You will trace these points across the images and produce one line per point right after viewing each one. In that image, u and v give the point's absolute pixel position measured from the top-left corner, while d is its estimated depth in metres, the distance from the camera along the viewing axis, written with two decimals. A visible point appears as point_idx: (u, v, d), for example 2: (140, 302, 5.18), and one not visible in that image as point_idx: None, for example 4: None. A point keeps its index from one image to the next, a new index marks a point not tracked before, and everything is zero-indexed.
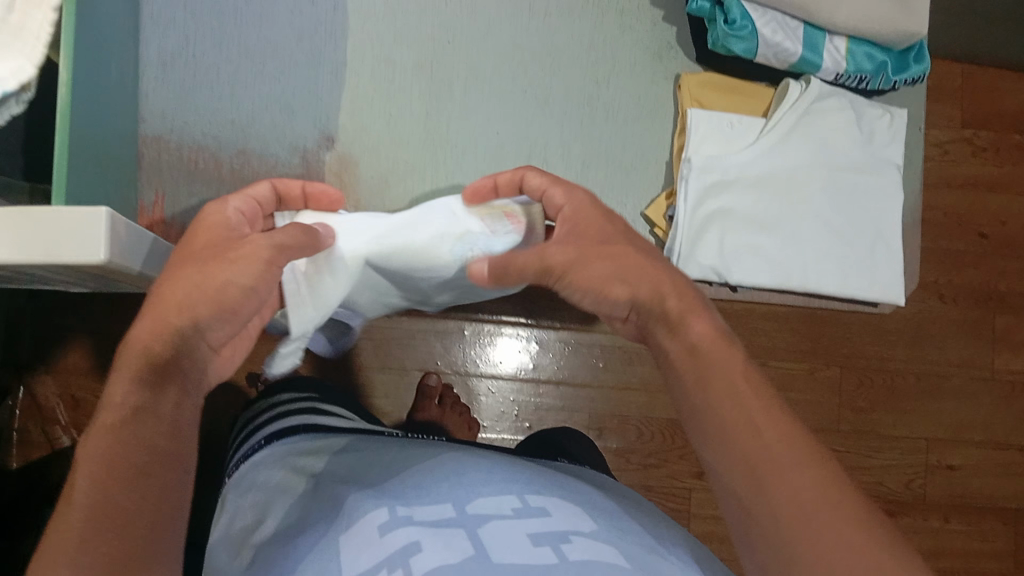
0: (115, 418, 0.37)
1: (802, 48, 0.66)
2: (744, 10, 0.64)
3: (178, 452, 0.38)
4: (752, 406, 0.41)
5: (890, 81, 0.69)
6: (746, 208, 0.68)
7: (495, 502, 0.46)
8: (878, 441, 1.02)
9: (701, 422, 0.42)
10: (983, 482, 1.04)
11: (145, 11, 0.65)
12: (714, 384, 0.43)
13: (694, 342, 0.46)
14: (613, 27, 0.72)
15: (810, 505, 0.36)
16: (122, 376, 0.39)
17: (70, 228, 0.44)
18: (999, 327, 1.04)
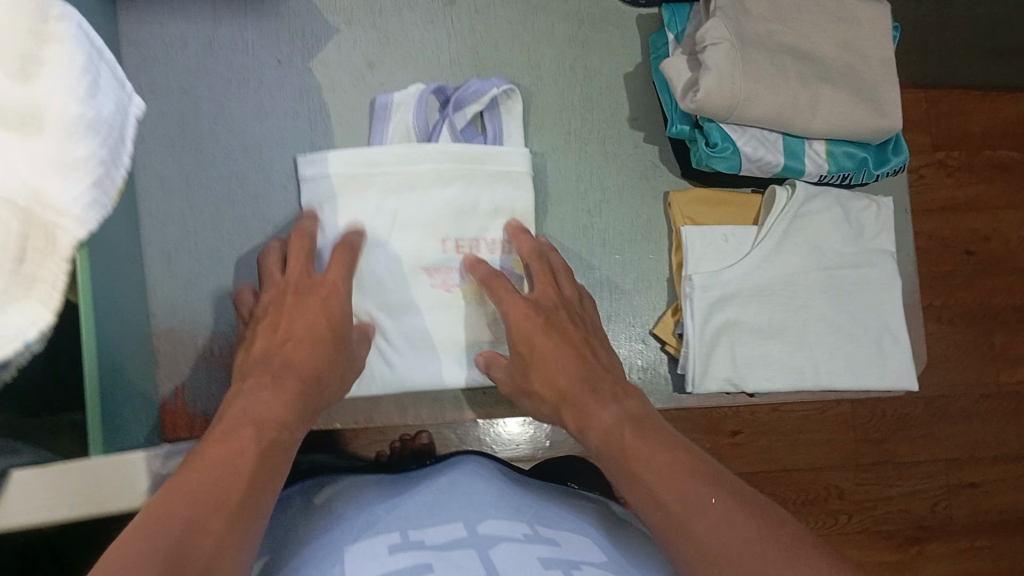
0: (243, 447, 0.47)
1: (783, 157, 0.68)
2: (723, 132, 0.66)
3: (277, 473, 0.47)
4: (654, 462, 0.49)
5: (873, 175, 0.71)
6: (751, 318, 0.69)
7: (506, 526, 0.50)
8: (898, 468, 1.05)
9: (629, 467, 0.50)
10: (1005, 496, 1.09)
11: (141, 208, 0.66)
12: (643, 450, 0.50)
13: (616, 421, 0.54)
14: (598, 155, 0.73)
15: (736, 522, 0.44)
16: (228, 446, 0.46)
17: (111, 477, 0.51)
18: (999, 344, 1.09)
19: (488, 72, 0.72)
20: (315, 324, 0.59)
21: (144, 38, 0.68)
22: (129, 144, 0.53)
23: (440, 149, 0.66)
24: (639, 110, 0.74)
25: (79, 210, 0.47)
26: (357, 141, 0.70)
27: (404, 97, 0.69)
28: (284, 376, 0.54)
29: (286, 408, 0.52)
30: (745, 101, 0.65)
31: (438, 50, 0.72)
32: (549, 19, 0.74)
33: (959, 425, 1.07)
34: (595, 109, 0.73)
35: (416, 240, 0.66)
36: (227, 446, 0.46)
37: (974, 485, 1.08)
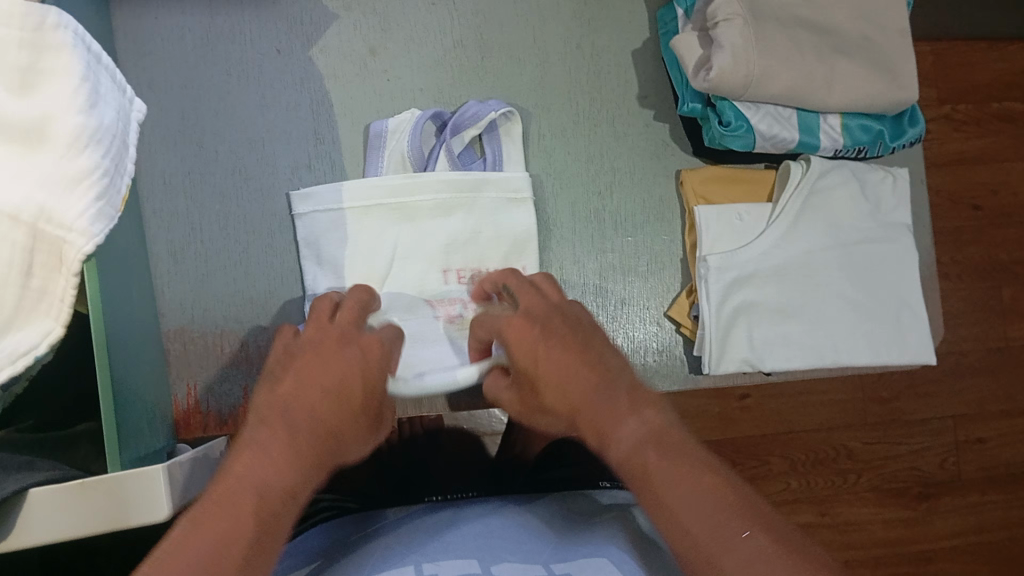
0: (245, 499, 0.36)
1: (799, 133, 0.67)
2: (737, 110, 0.65)
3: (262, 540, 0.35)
4: (706, 505, 0.37)
5: (889, 147, 0.70)
6: (769, 298, 0.68)
7: (522, 568, 0.49)
8: (904, 427, 0.98)
9: (670, 512, 0.38)
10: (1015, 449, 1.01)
11: (144, 207, 0.65)
12: (694, 504, 0.37)
13: (640, 459, 0.40)
14: (608, 136, 0.72)
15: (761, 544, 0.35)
16: (279, 459, 0.38)
17: (129, 495, 0.42)
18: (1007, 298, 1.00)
19: (492, 54, 0.71)
20: (341, 385, 0.42)
21: (139, 34, 0.66)
22: (132, 149, 0.51)
23: (444, 177, 0.65)
24: (648, 88, 0.73)
25: (86, 228, 0.38)
26: (362, 130, 0.69)
27: (399, 124, 0.67)
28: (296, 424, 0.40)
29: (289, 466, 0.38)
30: (760, 78, 0.63)
31: (441, 33, 0.70)
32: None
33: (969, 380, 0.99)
34: (602, 88, 0.72)
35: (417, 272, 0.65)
36: (272, 460, 0.38)
37: (984, 440, 1.00)
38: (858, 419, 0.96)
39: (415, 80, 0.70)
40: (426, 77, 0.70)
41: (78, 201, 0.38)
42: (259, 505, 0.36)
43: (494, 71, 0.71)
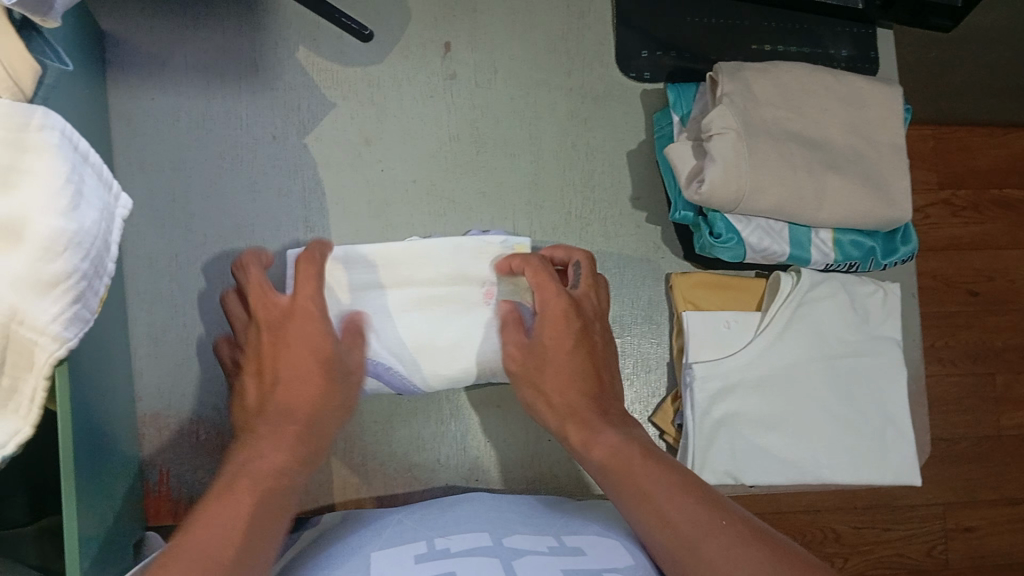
0: (253, 479, 0.46)
1: (790, 247, 0.67)
2: (728, 222, 0.65)
3: (275, 513, 0.45)
4: (663, 493, 0.47)
5: (880, 264, 0.70)
6: (754, 409, 0.67)
7: (532, 541, 0.52)
8: (892, 515, 1.01)
9: (624, 487, 0.49)
10: (1000, 541, 1.06)
11: (127, 289, 0.64)
12: (638, 474, 0.49)
13: (601, 462, 0.51)
14: (599, 235, 0.71)
15: (707, 515, 0.45)
16: (265, 447, 0.48)
17: None
18: (1001, 383, 1.08)
19: (488, 149, 0.71)
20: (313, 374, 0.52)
21: (134, 113, 0.66)
22: (116, 248, 0.51)
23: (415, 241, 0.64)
24: (640, 191, 0.73)
25: (58, 328, 0.44)
26: (352, 220, 0.68)
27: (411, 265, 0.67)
28: (286, 422, 0.50)
29: (283, 451, 0.48)
30: (751, 192, 0.63)
31: (437, 126, 0.70)
32: (548, 96, 0.72)
33: (964, 467, 1.05)
34: (594, 188, 0.72)
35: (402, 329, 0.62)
36: (260, 450, 0.48)
37: (971, 530, 1.05)
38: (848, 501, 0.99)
39: (408, 171, 0.69)
40: (419, 169, 0.70)
41: (51, 301, 0.44)
42: (260, 475, 0.46)
43: (488, 165, 0.71)
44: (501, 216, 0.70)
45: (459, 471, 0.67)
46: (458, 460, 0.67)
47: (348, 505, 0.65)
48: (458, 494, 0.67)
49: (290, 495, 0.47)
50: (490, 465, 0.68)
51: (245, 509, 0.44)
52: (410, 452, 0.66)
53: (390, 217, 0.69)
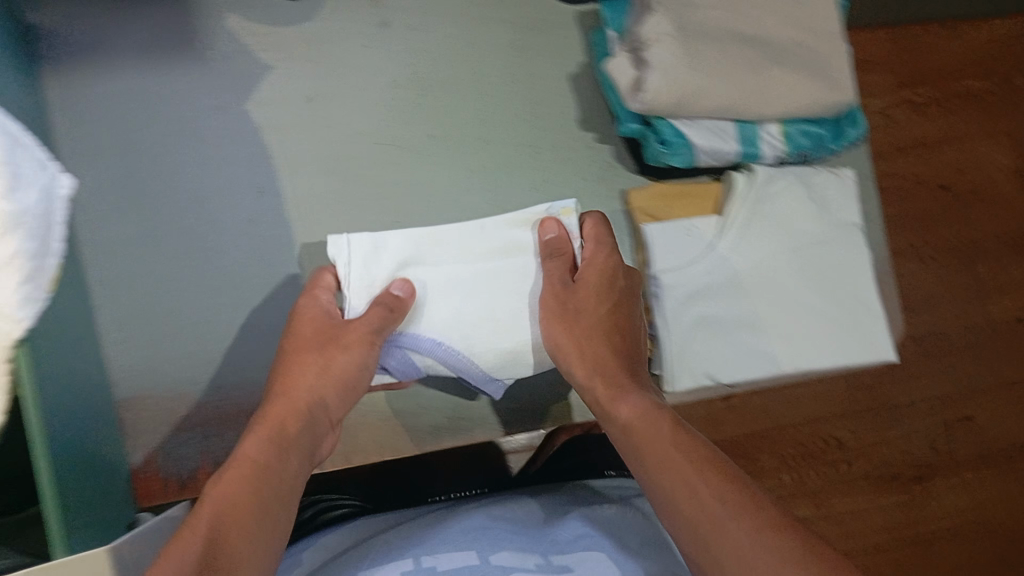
0: (249, 463, 0.49)
1: (739, 144, 0.67)
2: (675, 128, 0.65)
3: (279, 495, 0.48)
4: (689, 469, 0.47)
5: (831, 150, 0.70)
6: (727, 310, 0.68)
7: (518, 556, 0.54)
8: (889, 409, 1.01)
9: (646, 457, 0.49)
10: (1006, 424, 1.05)
11: (91, 276, 0.64)
12: (660, 445, 0.49)
13: (628, 425, 0.52)
14: (553, 162, 0.72)
15: (726, 496, 0.44)
16: (262, 435, 0.51)
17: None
18: (988, 275, 1.04)
19: (430, 90, 0.71)
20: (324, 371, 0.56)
21: (72, 99, 0.66)
22: (62, 229, 0.51)
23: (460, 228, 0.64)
24: (587, 112, 0.73)
25: (14, 308, 0.44)
26: (304, 178, 0.68)
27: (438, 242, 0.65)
28: (283, 413, 0.53)
29: (268, 441, 0.51)
30: (695, 96, 0.63)
31: (378, 76, 0.70)
32: (484, 30, 0.72)
33: (953, 357, 1.03)
34: (542, 116, 0.72)
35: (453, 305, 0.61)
36: (257, 436, 0.51)
37: (971, 418, 1.04)
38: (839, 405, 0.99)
39: (354, 124, 0.69)
40: (365, 119, 0.70)
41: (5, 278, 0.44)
42: (266, 464, 0.49)
43: (433, 108, 0.71)
44: (451, 155, 0.70)
45: (442, 413, 0.67)
46: (440, 403, 0.68)
47: (335, 461, 0.65)
48: (444, 434, 0.67)
49: (288, 487, 0.50)
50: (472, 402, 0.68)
51: (243, 494, 0.47)
52: (391, 401, 0.67)
53: (342, 170, 0.69)
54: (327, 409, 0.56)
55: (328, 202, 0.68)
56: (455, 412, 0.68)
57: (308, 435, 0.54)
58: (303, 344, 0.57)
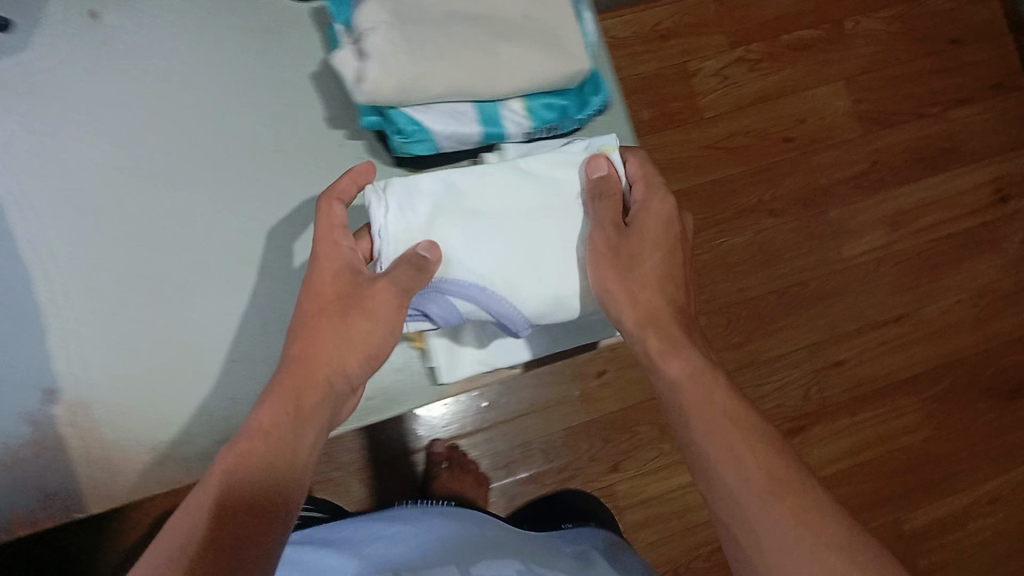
0: (217, 495, 0.53)
1: (479, 125, 0.67)
2: (409, 116, 0.65)
3: (247, 555, 0.51)
4: (726, 466, 0.58)
5: (576, 121, 0.71)
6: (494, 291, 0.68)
7: None
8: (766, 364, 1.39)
9: (695, 428, 0.61)
10: (867, 364, 1.43)
11: None
12: (699, 418, 0.61)
13: (679, 379, 0.63)
14: (307, 160, 0.71)
15: (768, 505, 0.55)
16: (262, 441, 0.57)
17: None
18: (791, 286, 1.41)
19: (161, 103, 0.69)
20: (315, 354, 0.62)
21: None
22: None
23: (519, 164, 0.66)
24: (333, 110, 0.72)
25: None
26: (37, 213, 0.66)
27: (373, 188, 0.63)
28: (245, 432, 0.57)
29: (236, 458, 0.55)
30: (421, 81, 0.62)
31: (104, 93, 0.68)
32: (215, 35, 0.71)
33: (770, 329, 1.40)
34: (291, 116, 0.71)
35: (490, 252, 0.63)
36: (257, 447, 0.57)
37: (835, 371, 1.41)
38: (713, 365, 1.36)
39: (85, 145, 0.67)
40: (94, 139, 0.68)
41: None
42: (237, 467, 0.55)
43: (168, 120, 0.69)
44: (191, 169, 0.69)
45: (211, 435, 0.68)
46: (207, 427, 0.68)
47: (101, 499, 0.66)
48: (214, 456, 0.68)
49: (274, 526, 0.54)
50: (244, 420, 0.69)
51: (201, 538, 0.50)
52: (156, 430, 0.67)
53: (77, 198, 0.67)
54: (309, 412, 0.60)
55: (69, 233, 0.66)
56: (387, 386, 0.73)
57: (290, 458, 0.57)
58: (306, 367, 0.62)
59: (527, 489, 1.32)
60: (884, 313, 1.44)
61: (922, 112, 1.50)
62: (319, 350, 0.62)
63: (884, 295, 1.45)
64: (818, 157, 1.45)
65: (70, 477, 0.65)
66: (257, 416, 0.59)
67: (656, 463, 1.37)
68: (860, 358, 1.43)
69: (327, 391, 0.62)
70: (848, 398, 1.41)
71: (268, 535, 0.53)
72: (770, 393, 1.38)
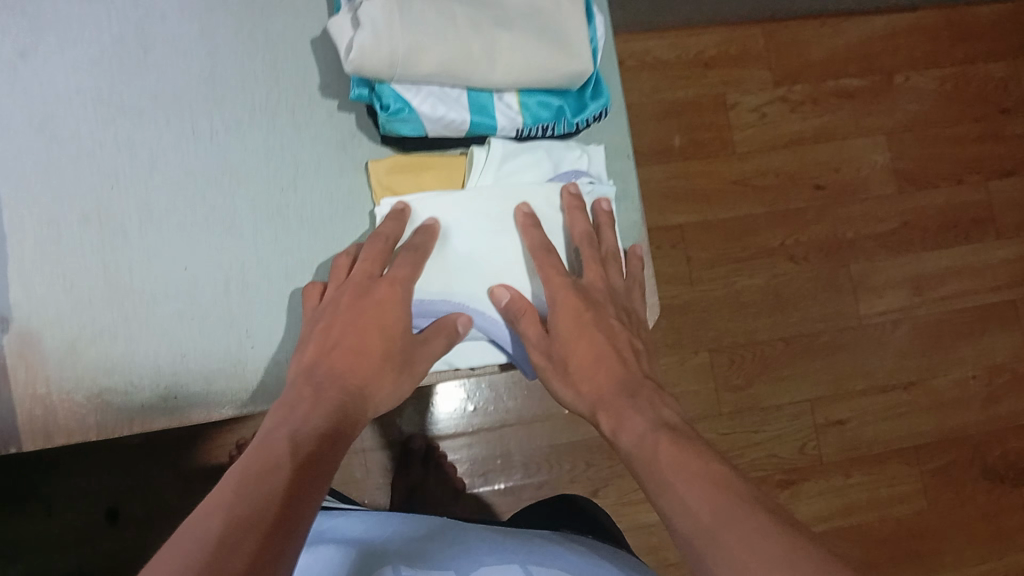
0: (269, 463, 0.47)
1: (470, 114, 0.67)
2: (396, 91, 0.64)
3: (295, 523, 0.43)
4: (685, 487, 0.50)
5: (574, 124, 0.70)
6: (464, 286, 0.67)
7: None
8: (768, 412, 1.34)
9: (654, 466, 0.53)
10: (873, 429, 1.37)
11: None
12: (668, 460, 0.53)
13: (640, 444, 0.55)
14: (288, 129, 0.73)
15: (728, 522, 0.46)
16: (316, 411, 0.54)
17: None
18: (817, 327, 1.37)
19: (154, 51, 0.72)
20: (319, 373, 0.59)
21: None
22: None
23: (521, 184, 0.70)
24: (329, 78, 0.74)
25: None
26: (15, 138, 0.69)
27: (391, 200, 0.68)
28: (281, 423, 0.52)
29: (286, 438, 0.50)
30: (409, 57, 0.61)
31: (99, 36, 0.71)
32: None
33: (781, 368, 1.35)
34: (280, 85, 0.73)
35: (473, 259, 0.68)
36: (313, 419, 0.53)
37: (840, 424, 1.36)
38: (714, 403, 1.32)
39: (70, 83, 0.70)
40: (82, 79, 0.70)
41: None
42: (297, 437, 0.50)
43: (157, 70, 0.71)
44: (176, 119, 0.71)
45: (154, 390, 0.68)
46: (152, 378, 0.68)
47: (36, 437, 0.67)
48: (154, 412, 0.68)
49: (320, 494, 0.47)
50: (190, 378, 0.69)
51: (251, 504, 0.43)
52: (99, 376, 0.68)
53: (56, 131, 0.69)
54: (365, 401, 0.59)
55: (46, 164, 0.69)
56: None
57: (343, 442, 0.54)
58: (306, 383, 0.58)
59: (504, 500, 1.24)
60: (892, 378, 1.39)
61: (961, 177, 1.47)
62: (380, 316, 0.62)
63: (896, 359, 1.40)
64: (848, 209, 1.41)
65: (6, 408, 0.66)
66: (299, 415, 0.53)
67: (638, 496, 1.27)
68: (862, 419, 1.37)
69: (376, 389, 0.61)
70: (844, 458, 1.35)
71: (309, 506, 0.45)
72: (764, 441, 1.33)
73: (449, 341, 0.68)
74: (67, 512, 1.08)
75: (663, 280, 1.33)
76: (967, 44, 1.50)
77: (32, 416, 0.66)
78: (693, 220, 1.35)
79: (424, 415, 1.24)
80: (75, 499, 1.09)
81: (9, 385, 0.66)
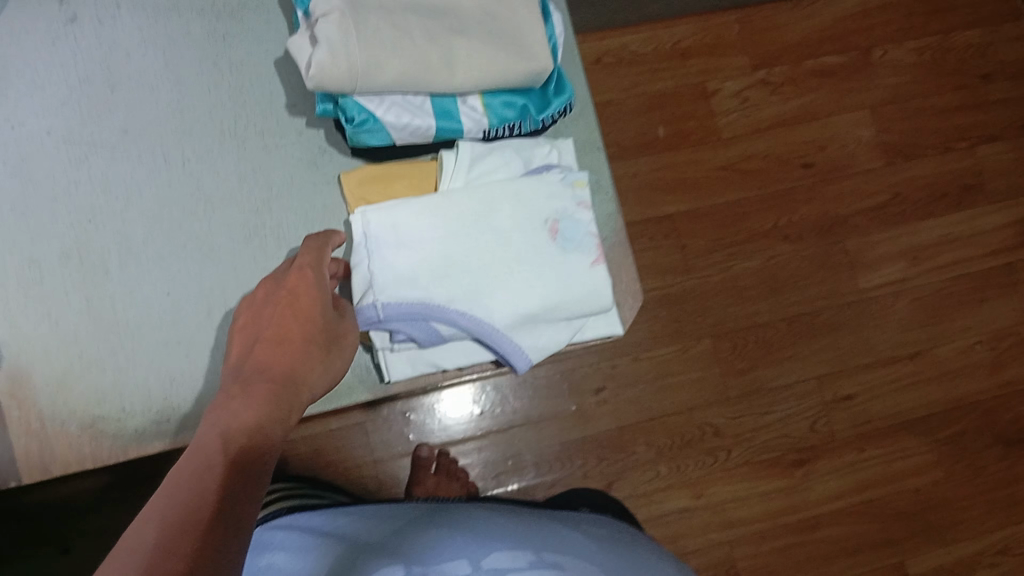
0: (203, 466, 0.46)
1: (435, 118, 0.68)
2: (358, 103, 0.65)
3: (232, 532, 0.43)
4: None
5: (539, 120, 0.72)
6: (440, 289, 0.68)
7: (512, 557, 0.66)
8: (773, 394, 1.33)
9: None
10: (880, 403, 1.37)
11: None
12: None
13: None
14: (259, 151, 0.74)
15: None
16: (252, 404, 0.52)
17: None
18: (815, 305, 1.37)
19: (122, 85, 0.73)
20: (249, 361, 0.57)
21: None
22: None
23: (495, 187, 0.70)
24: (296, 98, 0.75)
25: None
26: None
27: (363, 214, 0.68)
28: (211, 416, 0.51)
29: (218, 434, 0.49)
30: (367, 71, 0.62)
31: (67, 76, 0.72)
32: (178, 25, 0.75)
33: (784, 349, 1.35)
34: (246, 109, 0.75)
35: (443, 263, 0.68)
36: (248, 413, 0.52)
37: (850, 399, 1.36)
38: (720, 391, 1.32)
39: (42, 123, 0.72)
40: (53, 118, 0.72)
41: None
42: (233, 433, 0.50)
43: (126, 104, 0.73)
44: (148, 151, 0.73)
45: (146, 417, 0.69)
46: (144, 407, 0.69)
47: (34, 472, 0.68)
48: (149, 438, 0.69)
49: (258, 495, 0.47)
50: (180, 402, 0.70)
51: (190, 514, 0.43)
52: (92, 407, 0.69)
53: (32, 172, 0.71)
54: (299, 386, 0.57)
55: (24, 205, 0.70)
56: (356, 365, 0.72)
57: (276, 430, 0.52)
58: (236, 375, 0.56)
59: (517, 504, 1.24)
60: (897, 350, 1.39)
61: (947, 146, 1.47)
62: (294, 303, 0.61)
63: (899, 332, 1.39)
64: (836, 186, 1.42)
65: (3, 445, 0.67)
66: (229, 409, 0.52)
67: (652, 487, 1.28)
68: (870, 395, 1.37)
69: (309, 372, 0.58)
70: (855, 433, 1.35)
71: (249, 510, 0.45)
72: (772, 425, 1.33)
73: (421, 341, 0.68)
74: (85, 545, 1.09)
75: (658, 270, 1.33)
76: (942, 13, 1.50)
77: (29, 453, 0.67)
78: (683, 210, 1.35)
79: (428, 419, 1.24)
80: (93, 531, 1.10)
81: (4, 423, 0.67)
